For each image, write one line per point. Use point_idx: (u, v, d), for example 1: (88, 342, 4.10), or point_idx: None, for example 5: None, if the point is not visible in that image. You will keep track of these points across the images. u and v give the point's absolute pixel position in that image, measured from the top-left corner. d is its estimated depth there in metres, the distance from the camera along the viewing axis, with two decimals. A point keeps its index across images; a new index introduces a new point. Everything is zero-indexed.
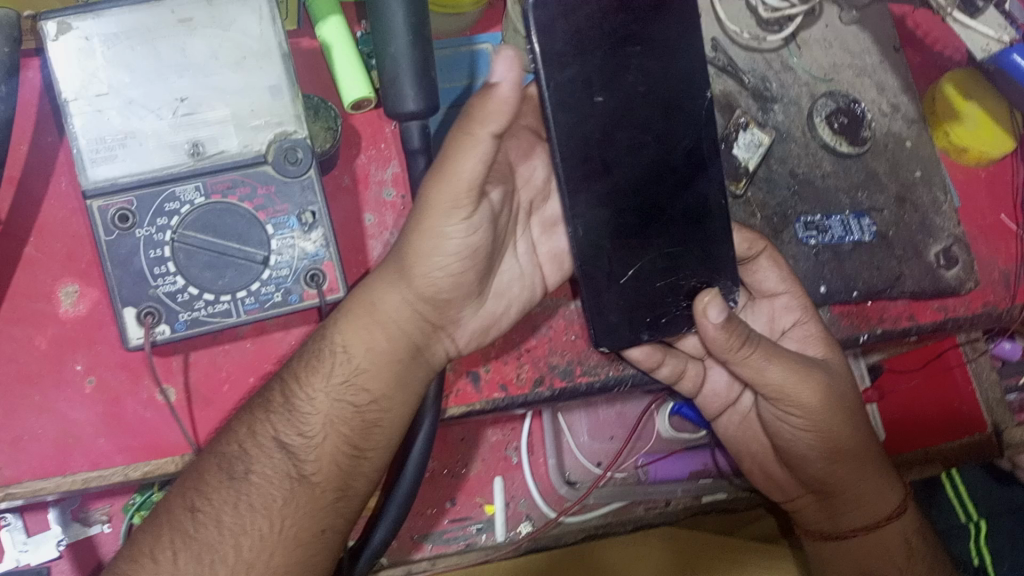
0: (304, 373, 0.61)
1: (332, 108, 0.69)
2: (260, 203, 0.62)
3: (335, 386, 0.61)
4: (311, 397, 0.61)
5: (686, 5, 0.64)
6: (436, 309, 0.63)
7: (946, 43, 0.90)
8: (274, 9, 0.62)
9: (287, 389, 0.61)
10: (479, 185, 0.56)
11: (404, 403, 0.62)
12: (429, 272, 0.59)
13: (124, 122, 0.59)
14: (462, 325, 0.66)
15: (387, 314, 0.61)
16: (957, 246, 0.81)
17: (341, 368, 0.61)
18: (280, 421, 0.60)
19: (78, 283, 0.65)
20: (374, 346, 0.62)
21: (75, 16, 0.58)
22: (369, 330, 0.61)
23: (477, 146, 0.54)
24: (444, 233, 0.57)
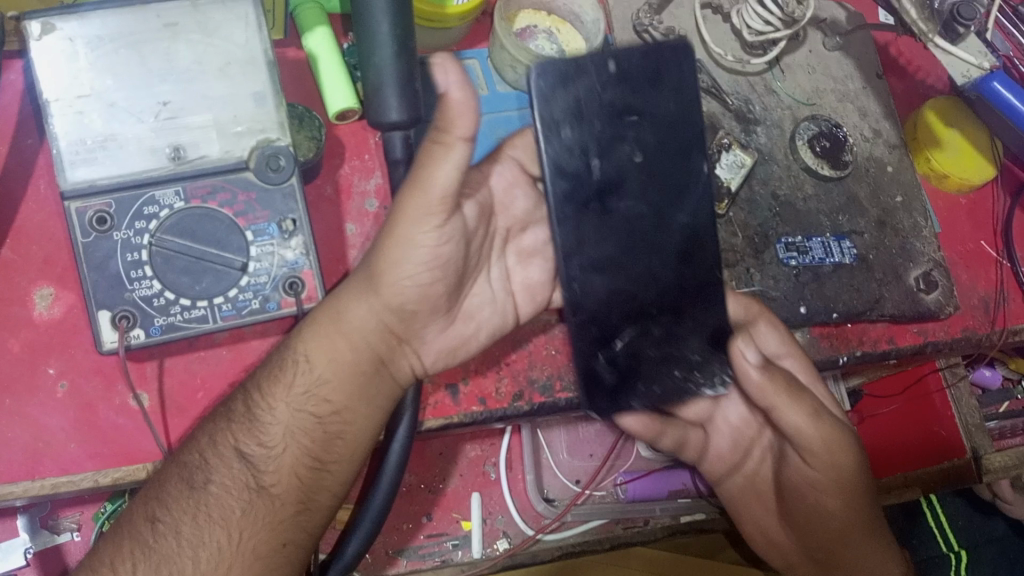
0: (267, 382, 0.60)
1: (316, 118, 0.69)
2: (240, 210, 0.61)
3: (296, 397, 0.60)
4: (272, 408, 0.60)
5: (685, 78, 0.64)
6: (403, 320, 0.63)
7: (928, 71, 0.91)
8: (260, 16, 0.62)
9: (249, 400, 0.60)
10: (452, 194, 0.56)
11: (368, 416, 0.62)
12: (396, 280, 0.59)
13: (106, 125, 0.59)
14: (427, 340, 0.65)
15: (353, 324, 0.61)
16: (937, 270, 0.81)
17: (303, 378, 0.61)
18: (241, 432, 0.59)
19: (54, 287, 0.64)
20: (337, 356, 0.61)
21: (59, 16, 0.58)
22: (332, 340, 0.61)
23: (448, 153, 0.53)
24: (414, 242, 0.57)
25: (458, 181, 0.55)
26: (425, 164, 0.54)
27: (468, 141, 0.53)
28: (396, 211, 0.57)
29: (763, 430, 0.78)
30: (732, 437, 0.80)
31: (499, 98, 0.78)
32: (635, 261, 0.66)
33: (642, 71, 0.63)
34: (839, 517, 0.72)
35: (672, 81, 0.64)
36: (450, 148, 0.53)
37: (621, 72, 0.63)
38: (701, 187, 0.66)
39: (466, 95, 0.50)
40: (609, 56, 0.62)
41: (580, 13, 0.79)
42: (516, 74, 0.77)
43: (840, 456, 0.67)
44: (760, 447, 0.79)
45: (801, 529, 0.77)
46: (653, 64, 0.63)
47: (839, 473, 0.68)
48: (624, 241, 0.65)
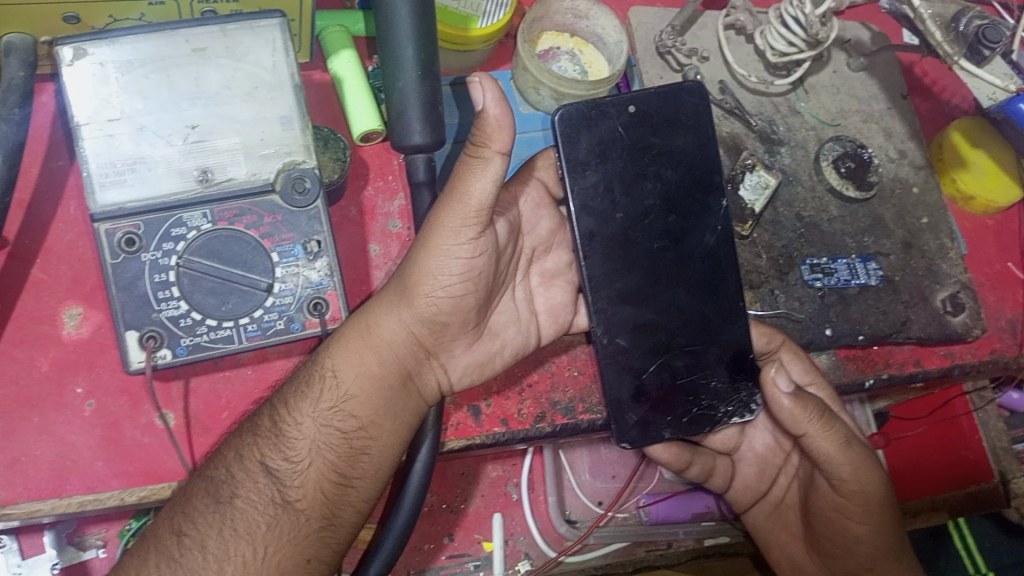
0: (294, 397, 0.61)
1: (341, 140, 0.70)
2: (266, 231, 0.62)
3: (323, 412, 0.60)
4: (298, 423, 0.60)
5: (702, 119, 0.69)
6: (432, 332, 0.64)
7: (953, 92, 0.91)
8: (288, 41, 0.62)
9: (275, 414, 0.60)
10: (489, 207, 0.58)
11: (392, 433, 0.62)
12: (430, 292, 0.61)
13: (136, 147, 0.60)
14: (454, 355, 0.66)
15: (382, 338, 0.62)
16: (964, 292, 0.81)
17: (330, 393, 0.61)
18: (268, 447, 0.59)
19: (83, 306, 0.65)
20: (365, 370, 0.62)
21: (91, 42, 0.59)
22: (359, 355, 0.62)
23: (488, 166, 0.56)
24: (448, 252, 0.59)
25: (496, 194, 0.58)
26: (462, 176, 0.57)
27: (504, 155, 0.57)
28: (433, 223, 0.59)
29: (789, 456, 0.79)
30: (759, 465, 0.81)
31: (522, 120, 0.79)
32: (659, 291, 0.68)
33: (658, 112, 0.68)
34: (868, 547, 0.72)
35: (690, 122, 0.68)
36: (487, 160, 0.56)
37: (640, 113, 0.67)
38: (720, 223, 0.69)
39: (501, 108, 0.54)
40: (629, 101, 0.67)
41: (603, 35, 0.79)
42: (539, 95, 0.77)
43: (869, 479, 0.68)
44: (786, 475, 0.80)
45: (827, 559, 0.76)
46: (669, 107, 0.68)
47: (867, 497, 0.69)
48: (648, 272, 0.68)
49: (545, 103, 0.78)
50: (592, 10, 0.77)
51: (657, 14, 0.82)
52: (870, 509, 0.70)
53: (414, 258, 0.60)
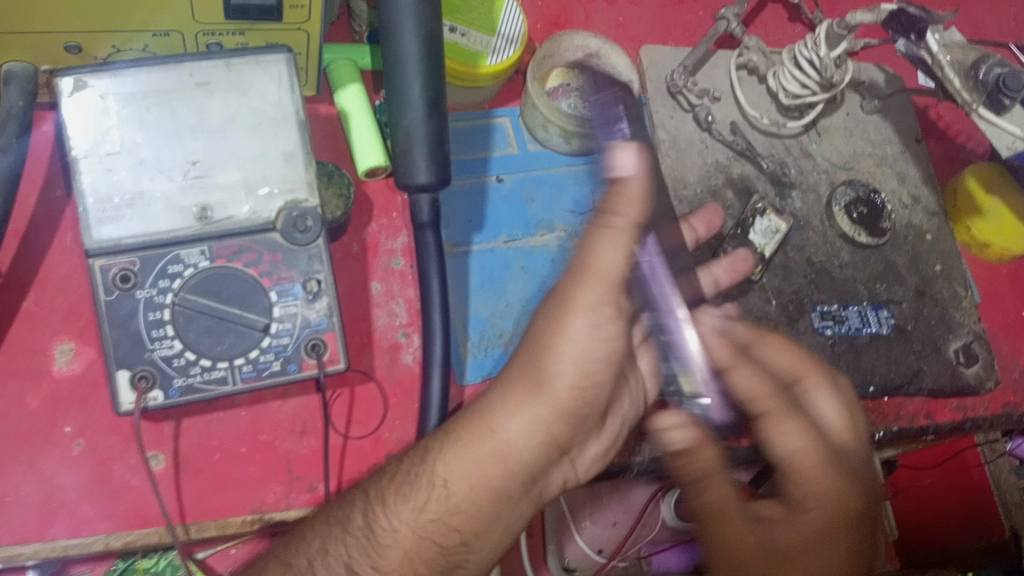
0: (404, 495, 0.56)
1: (345, 175, 0.69)
2: (265, 269, 0.61)
3: (423, 519, 0.56)
4: (393, 527, 0.56)
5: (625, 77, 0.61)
6: (567, 435, 0.58)
7: (968, 136, 0.89)
8: (293, 75, 0.61)
9: (369, 512, 0.56)
10: (621, 281, 0.56)
11: (495, 541, 0.58)
12: (562, 375, 0.56)
13: (134, 182, 0.58)
14: (585, 452, 0.62)
15: (511, 439, 0.56)
16: (978, 343, 0.79)
17: (436, 503, 0.56)
18: (355, 547, 0.56)
19: (75, 341, 0.63)
20: (480, 484, 0.56)
21: (90, 74, 0.58)
22: (474, 463, 0.56)
23: (619, 238, 0.55)
24: (568, 337, 0.56)
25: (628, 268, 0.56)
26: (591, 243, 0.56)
27: (636, 231, 0.55)
28: (567, 301, 0.56)
29: None
30: None
31: (530, 158, 0.77)
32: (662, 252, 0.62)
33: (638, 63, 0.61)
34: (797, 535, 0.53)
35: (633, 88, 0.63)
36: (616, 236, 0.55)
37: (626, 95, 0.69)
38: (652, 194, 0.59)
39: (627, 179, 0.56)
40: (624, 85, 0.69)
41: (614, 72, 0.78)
42: (547, 133, 0.76)
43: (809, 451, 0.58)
44: None
45: None
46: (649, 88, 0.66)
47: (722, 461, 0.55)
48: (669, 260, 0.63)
49: (553, 141, 0.77)
50: (603, 48, 0.78)
51: (668, 55, 0.81)
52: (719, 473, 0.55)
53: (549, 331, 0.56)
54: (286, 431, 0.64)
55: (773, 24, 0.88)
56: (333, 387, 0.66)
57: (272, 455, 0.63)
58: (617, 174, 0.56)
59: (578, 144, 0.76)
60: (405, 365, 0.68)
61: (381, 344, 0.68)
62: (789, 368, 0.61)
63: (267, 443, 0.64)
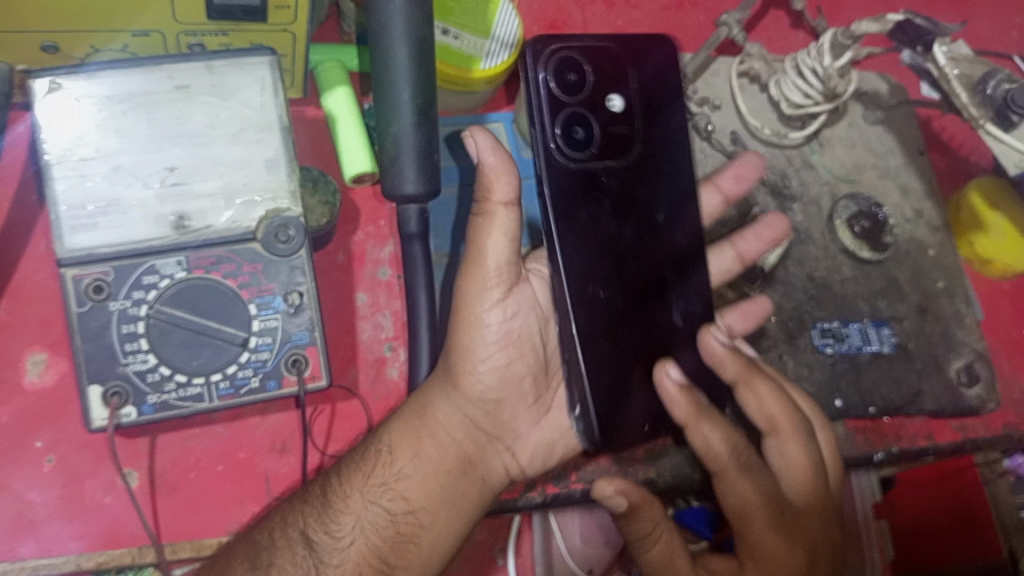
0: (356, 465, 0.56)
1: (331, 182, 0.66)
2: (245, 281, 0.58)
3: (372, 489, 0.55)
4: (346, 495, 0.54)
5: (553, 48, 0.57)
6: (488, 415, 0.59)
7: (972, 148, 0.87)
8: (277, 80, 0.59)
9: (326, 483, 0.55)
10: (509, 263, 0.56)
11: (446, 523, 0.55)
12: (474, 366, 0.57)
13: (108, 189, 0.56)
14: (521, 437, 0.62)
15: (437, 422, 0.57)
16: (980, 362, 0.76)
17: (382, 469, 0.55)
18: (312, 511, 0.54)
19: (47, 353, 0.61)
20: (421, 449, 0.56)
21: (65, 75, 0.55)
22: (414, 437, 0.57)
23: (494, 219, 0.55)
24: (462, 319, 0.57)
25: (512, 249, 0.56)
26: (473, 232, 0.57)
27: (510, 207, 0.55)
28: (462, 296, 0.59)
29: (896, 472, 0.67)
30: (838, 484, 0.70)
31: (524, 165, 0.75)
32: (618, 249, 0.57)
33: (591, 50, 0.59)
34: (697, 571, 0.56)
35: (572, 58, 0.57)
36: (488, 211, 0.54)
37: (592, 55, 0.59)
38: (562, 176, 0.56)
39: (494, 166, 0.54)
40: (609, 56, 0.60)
41: None
42: None
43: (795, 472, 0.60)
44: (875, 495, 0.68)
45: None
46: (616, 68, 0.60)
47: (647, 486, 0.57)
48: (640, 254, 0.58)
49: None
50: None
51: None
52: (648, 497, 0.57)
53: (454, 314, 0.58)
54: (265, 449, 0.62)
55: (774, 30, 0.86)
56: (315, 403, 0.64)
57: (250, 474, 0.61)
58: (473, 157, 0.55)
59: None
60: (390, 380, 0.66)
61: (366, 358, 0.66)
62: (766, 414, 0.61)
63: (245, 462, 0.62)
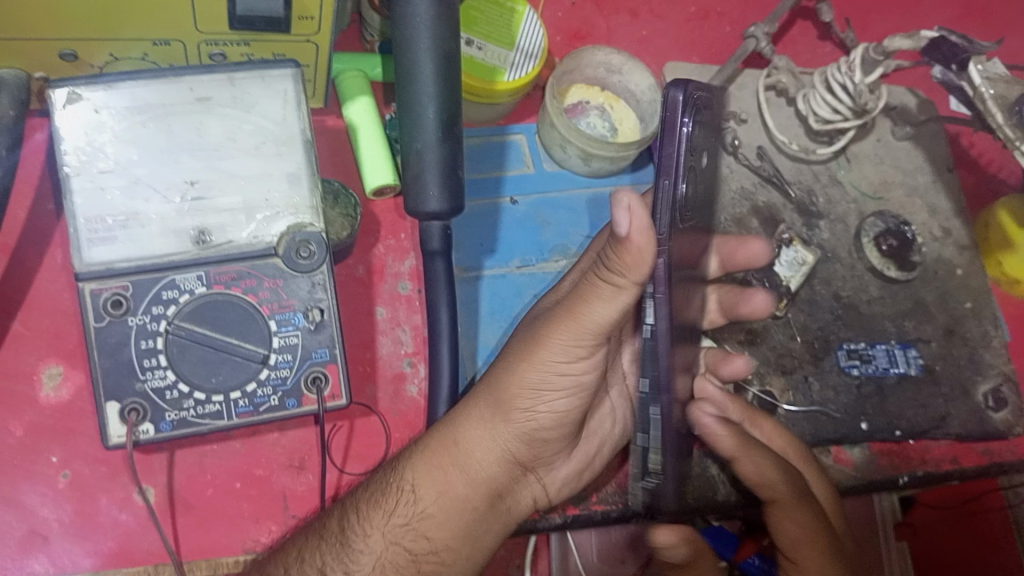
0: (378, 500, 0.54)
1: (352, 195, 0.66)
2: (265, 297, 0.57)
3: (394, 528, 0.54)
4: (366, 534, 0.53)
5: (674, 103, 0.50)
6: (532, 453, 0.56)
7: (1001, 166, 0.86)
8: (300, 92, 0.58)
9: (345, 519, 0.54)
10: (610, 328, 0.51)
11: (467, 557, 0.55)
12: (531, 407, 0.54)
13: (128, 203, 0.55)
14: (552, 470, 0.61)
15: (476, 461, 0.54)
16: (1007, 386, 0.75)
17: (405, 508, 0.54)
18: (329, 551, 0.53)
19: (63, 365, 0.61)
20: (448, 491, 0.54)
21: (85, 85, 0.55)
22: (443, 474, 0.54)
23: (619, 294, 0.49)
24: (534, 363, 0.53)
25: (621, 319, 0.51)
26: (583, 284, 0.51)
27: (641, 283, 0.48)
28: (541, 333, 0.53)
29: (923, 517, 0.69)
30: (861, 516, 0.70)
31: (546, 178, 0.74)
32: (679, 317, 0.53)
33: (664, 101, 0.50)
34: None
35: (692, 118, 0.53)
36: (612, 287, 0.49)
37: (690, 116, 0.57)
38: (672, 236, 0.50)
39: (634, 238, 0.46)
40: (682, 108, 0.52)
41: (636, 91, 0.75)
42: (565, 154, 0.72)
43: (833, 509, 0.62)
44: None
45: None
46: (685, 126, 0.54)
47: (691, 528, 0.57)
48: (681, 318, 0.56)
49: (572, 162, 0.73)
50: (626, 65, 0.74)
51: (695, 72, 0.78)
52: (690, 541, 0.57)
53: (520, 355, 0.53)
54: (282, 467, 0.61)
55: (802, 42, 0.84)
56: (333, 420, 0.63)
57: (266, 491, 0.61)
58: (617, 231, 0.46)
59: (598, 166, 0.72)
60: (409, 397, 0.65)
61: (385, 374, 0.65)
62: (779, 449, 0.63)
63: (262, 479, 0.61)
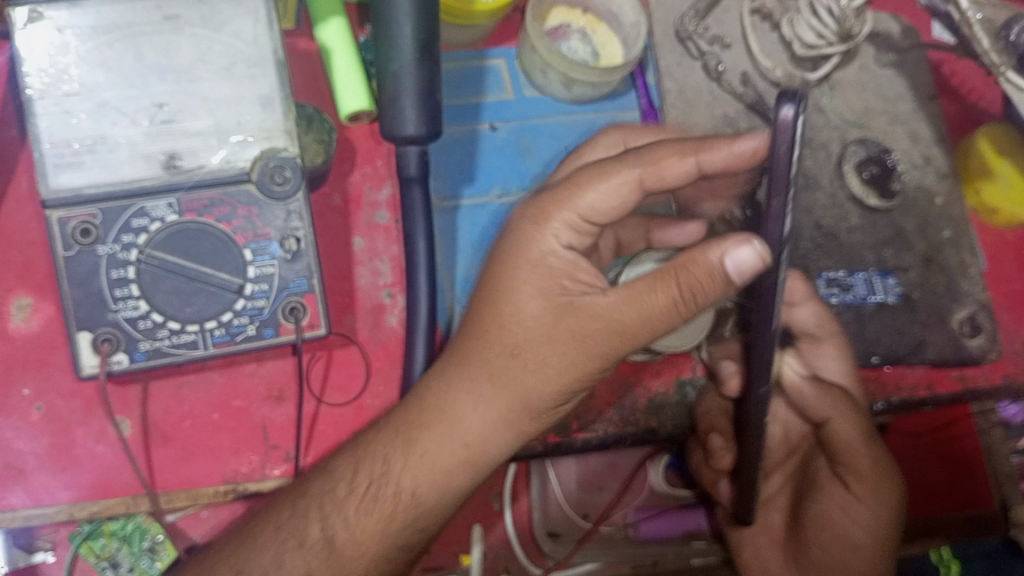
0: (369, 506, 0.52)
1: (327, 120, 0.63)
2: (239, 226, 0.56)
3: (393, 527, 0.52)
4: (359, 536, 0.51)
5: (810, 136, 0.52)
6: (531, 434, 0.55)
7: (983, 94, 0.84)
8: (271, 11, 0.56)
9: (330, 522, 0.51)
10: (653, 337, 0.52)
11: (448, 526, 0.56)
12: (556, 405, 0.53)
13: (94, 126, 0.53)
14: None
15: (485, 452, 0.52)
16: (983, 313, 0.75)
17: (406, 508, 0.52)
18: (315, 560, 0.51)
19: (33, 296, 0.60)
20: (451, 486, 0.52)
21: (48, 4, 0.53)
22: (448, 469, 0.52)
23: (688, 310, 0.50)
24: (574, 364, 0.51)
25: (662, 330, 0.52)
26: (643, 295, 0.50)
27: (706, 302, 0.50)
28: (583, 329, 0.51)
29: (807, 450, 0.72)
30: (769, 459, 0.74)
31: (526, 104, 0.72)
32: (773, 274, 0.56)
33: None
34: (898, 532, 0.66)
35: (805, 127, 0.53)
36: (682, 305, 0.50)
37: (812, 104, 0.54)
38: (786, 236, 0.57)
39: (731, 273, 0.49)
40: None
41: (618, 13, 0.73)
42: (547, 79, 0.71)
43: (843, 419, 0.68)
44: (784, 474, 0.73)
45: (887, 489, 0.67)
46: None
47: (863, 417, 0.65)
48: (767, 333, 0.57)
49: (553, 88, 0.72)
50: None
51: None
52: (869, 433, 0.64)
53: (550, 358, 0.51)
54: (261, 398, 0.61)
55: None
56: (312, 350, 0.62)
57: (245, 422, 0.60)
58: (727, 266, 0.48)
59: (579, 92, 0.71)
60: (388, 327, 0.64)
61: (364, 305, 0.64)
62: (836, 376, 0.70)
63: (240, 410, 0.60)
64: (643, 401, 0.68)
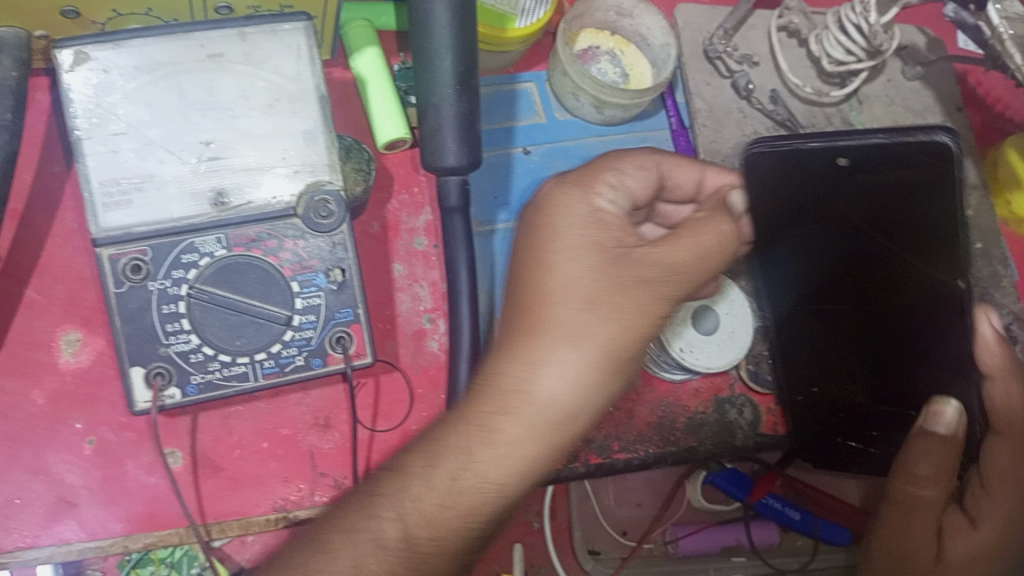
0: (452, 496, 0.46)
1: (365, 150, 0.64)
2: (286, 258, 0.56)
3: (475, 510, 0.46)
4: (440, 523, 0.46)
5: (824, 175, 0.65)
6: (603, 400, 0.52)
7: (1009, 103, 0.84)
8: (313, 47, 0.57)
9: (404, 512, 0.45)
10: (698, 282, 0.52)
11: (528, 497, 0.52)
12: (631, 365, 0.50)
13: (142, 163, 0.54)
14: None
15: (565, 425, 0.48)
16: (1018, 323, 0.75)
17: (485, 488, 0.47)
18: (397, 562, 0.45)
19: (81, 331, 0.61)
20: (528, 463, 0.47)
21: (93, 45, 0.54)
22: (520, 445, 0.47)
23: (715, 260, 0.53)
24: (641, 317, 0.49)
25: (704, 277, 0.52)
26: (690, 240, 0.52)
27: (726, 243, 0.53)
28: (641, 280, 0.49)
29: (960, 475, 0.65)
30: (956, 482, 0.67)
31: (557, 127, 0.73)
32: (830, 297, 0.66)
33: (908, 137, 0.64)
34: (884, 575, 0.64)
35: (838, 170, 0.65)
36: (716, 247, 0.52)
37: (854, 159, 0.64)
38: (867, 256, 0.66)
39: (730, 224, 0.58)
40: (839, 153, 0.64)
41: (647, 35, 0.73)
42: (578, 102, 0.71)
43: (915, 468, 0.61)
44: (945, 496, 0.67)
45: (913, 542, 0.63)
46: (798, 164, 0.64)
47: (923, 500, 0.62)
48: (812, 327, 0.67)
49: (584, 110, 0.72)
50: (637, 8, 0.72)
51: (705, 15, 0.77)
52: (908, 510, 0.62)
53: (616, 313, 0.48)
54: (308, 426, 0.61)
55: None
56: (356, 377, 0.63)
57: (293, 451, 0.61)
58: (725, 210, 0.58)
59: (611, 114, 0.72)
60: (429, 352, 0.65)
61: (405, 331, 0.65)
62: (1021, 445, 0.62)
63: (288, 438, 0.61)
64: (682, 419, 0.69)
